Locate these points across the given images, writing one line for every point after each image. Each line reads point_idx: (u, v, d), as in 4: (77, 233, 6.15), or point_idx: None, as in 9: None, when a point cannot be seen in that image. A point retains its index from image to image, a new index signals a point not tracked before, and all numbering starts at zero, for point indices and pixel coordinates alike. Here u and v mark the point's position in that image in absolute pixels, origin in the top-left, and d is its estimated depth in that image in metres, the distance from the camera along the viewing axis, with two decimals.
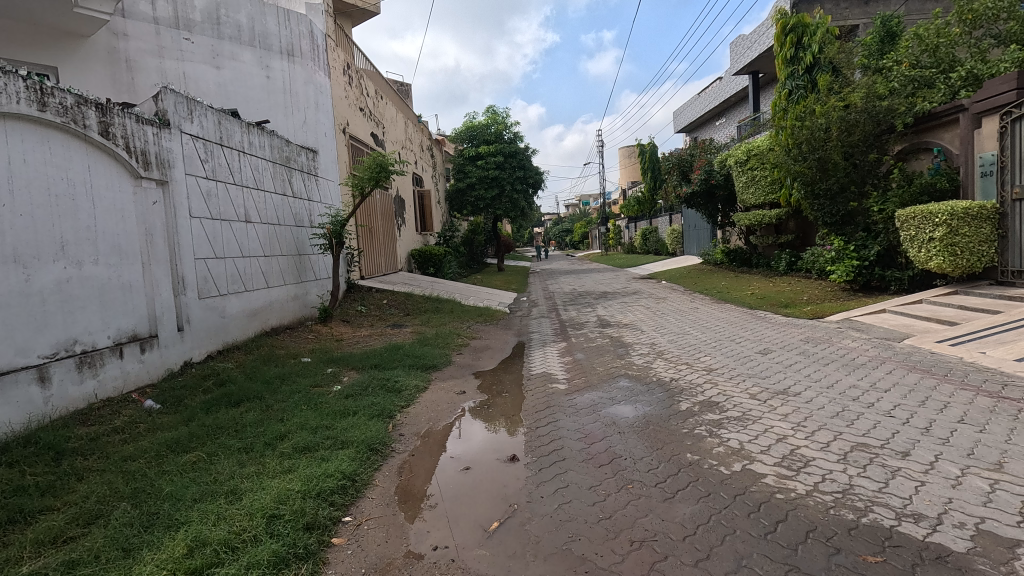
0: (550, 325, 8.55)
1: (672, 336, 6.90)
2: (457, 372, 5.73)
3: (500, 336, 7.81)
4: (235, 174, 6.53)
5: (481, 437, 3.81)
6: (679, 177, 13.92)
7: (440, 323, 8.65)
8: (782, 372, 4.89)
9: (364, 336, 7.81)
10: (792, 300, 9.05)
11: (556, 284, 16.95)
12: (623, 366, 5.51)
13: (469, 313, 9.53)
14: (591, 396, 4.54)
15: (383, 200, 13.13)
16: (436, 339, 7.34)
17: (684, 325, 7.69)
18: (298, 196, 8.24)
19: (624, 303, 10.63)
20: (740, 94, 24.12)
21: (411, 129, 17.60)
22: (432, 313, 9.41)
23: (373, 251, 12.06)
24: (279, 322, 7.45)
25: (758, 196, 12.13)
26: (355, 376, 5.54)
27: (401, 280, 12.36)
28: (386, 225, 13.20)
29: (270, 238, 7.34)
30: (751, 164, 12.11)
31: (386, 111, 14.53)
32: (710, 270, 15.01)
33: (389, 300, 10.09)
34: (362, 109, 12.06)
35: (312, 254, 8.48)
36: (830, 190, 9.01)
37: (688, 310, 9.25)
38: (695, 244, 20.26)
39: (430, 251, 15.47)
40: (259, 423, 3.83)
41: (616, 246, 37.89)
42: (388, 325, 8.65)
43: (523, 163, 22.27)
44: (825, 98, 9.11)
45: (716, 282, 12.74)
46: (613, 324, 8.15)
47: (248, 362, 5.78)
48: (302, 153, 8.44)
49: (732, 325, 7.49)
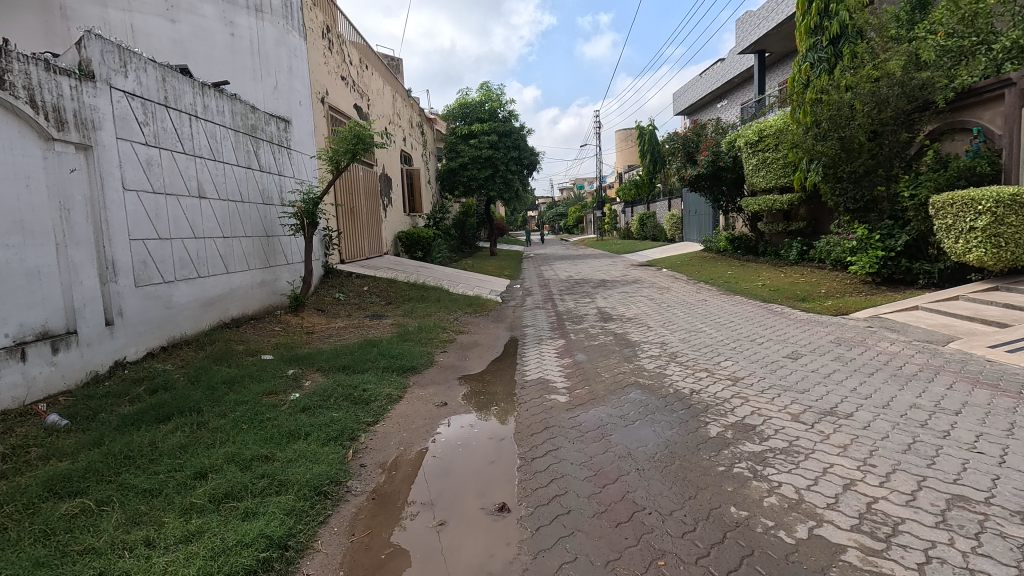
0: (545, 318, 7.77)
1: (683, 334, 6.14)
2: (440, 376, 4.94)
3: (490, 330, 7.02)
4: (185, 141, 5.63)
5: (462, 470, 3.03)
6: (684, 159, 13.08)
7: (424, 314, 7.84)
8: (821, 384, 4.13)
9: (339, 329, 6.99)
10: (810, 294, 8.33)
11: (550, 270, 16.15)
12: (632, 372, 4.74)
13: (457, 303, 8.73)
14: (597, 413, 3.75)
15: (366, 177, 12.18)
16: (418, 334, 6.54)
17: (694, 320, 6.94)
18: (265, 170, 7.34)
19: (625, 293, 9.87)
20: (745, 74, 23.18)
21: (399, 104, 16.58)
22: (417, 302, 8.60)
23: (355, 233, 11.16)
24: (243, 311, 6.62)
25: (769, 179, 11.33)
26: (319, 380, 4.74)
27: (386, 264, 11.51)
28: (369, 204, 12.27)
29: (230, 217, 6.46)
30: (763, 146, 11.28)
31: (372, 82, 13.53)
32: (713, 257, 14.27)
33: (370, 287, 9.25)
34: (344, 77, 11.06)
35: (282, 235, 7.60)
36: (855, 173, 8.21)
37: (696, 303, 8.49)
38: (695, 231, 19.50)
39: (418, 234, 14.61)
40: (180, 451, 3.03)
41: (611, 231, 37.11)
42: (366, 316, 7.82)
43: (518, 143, 21.36)
44: (853, 71, 8.26)
45: (721, 271, 12.02)
46: (615, 317, 7.38)
47: (195, 361, 4.96)
48: (271, 122, 7.53)
49: (747, 321, 6.74)
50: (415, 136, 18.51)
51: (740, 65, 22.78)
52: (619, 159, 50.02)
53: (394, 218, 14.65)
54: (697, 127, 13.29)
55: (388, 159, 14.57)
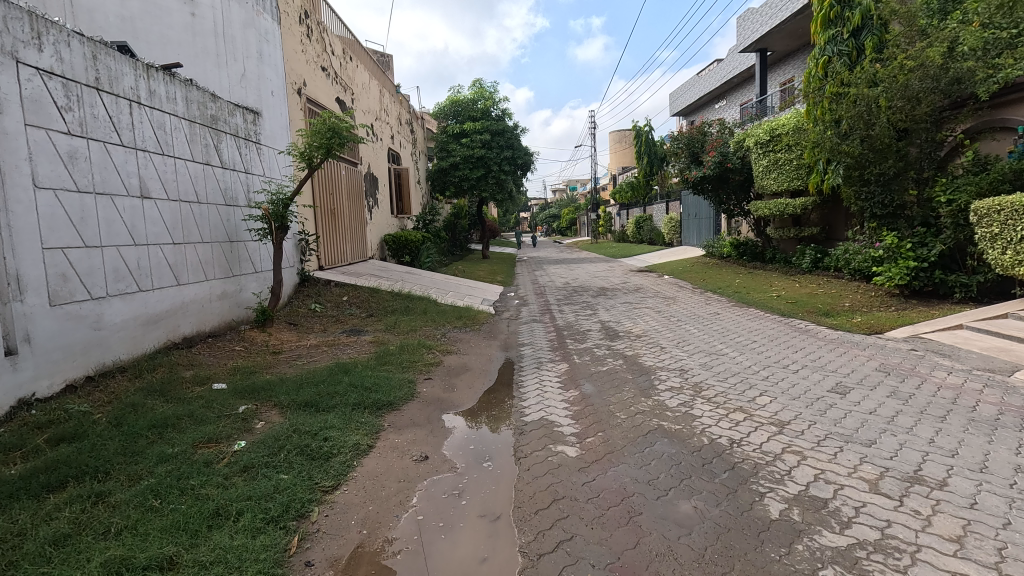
0: (543, 334, 7.00)
1: (702, 358, 5.38)
2: (422, 414, 4.12)
3: (483, 349, 6.23)
4: (123, 131, 4.79)
5: (445, 571, 2.23)
6: (688, 159, 12.31)
7: (409, 329, 7.05)
8: (888, 433, 3.37)
9: (311, 348, 6.17)
10: (833, 308, 7.62)
11: (545, 275, 15.41)
12: (652, 410, 3.95)
13: (446, 315, 7.94)
14: (617, 475, 2.96)
15: (348, 176, 11.36)
16: (401, 355, 5.74)
17: (711, 339, 6.19)
18: (227, 166, 6.48)
19: (628, 304, 9.12)
20: (746, 74, 22.56)
21: (388, 100, 15.75)
22: (402, 315, 7.79)
23: (334, 237, 10.33)
24: (198, 329, 5.77)
25: (781, 182, 10.62)
26: (276, 419, 3.92)
27: (370, 270, 10.67)
28: (351, 206, 11.46)
29: (182, 220, 5.60)
30: (777, 146, 10.59)
31: (357, 74, 12.67)
32: (716, 264, 13.61)
33: (350, 297, 8.42)
34: (325, 68, 10.24)
35: (246, 240, 6.74)
36: (883, 176, 7.49)
37: (708, 317, 7.75)
38: (695, 234, 18.84)
39: (405, 237, 13.81)
40: (52, 549, 2.19)
41: (605, 234, 36.51)
42: (343, 331, 7.00)
43: (511, 142, 20.62)
44: (882, 64, 7.51)
45: (728, 279, 11.35)
46: (622, 334, 6.60)
47: (127, 396, 4.11)
48: (235, 112, 6.70)
49: (771, 341, 6.01)
50: (404, 134, 17.69)
51: (740, 65, 22.21)
52: (613, 161, 49.45)
53: (380, 220, 13.82)
54: (701, 126, 12.58)
55: (374, 158, 13.72)
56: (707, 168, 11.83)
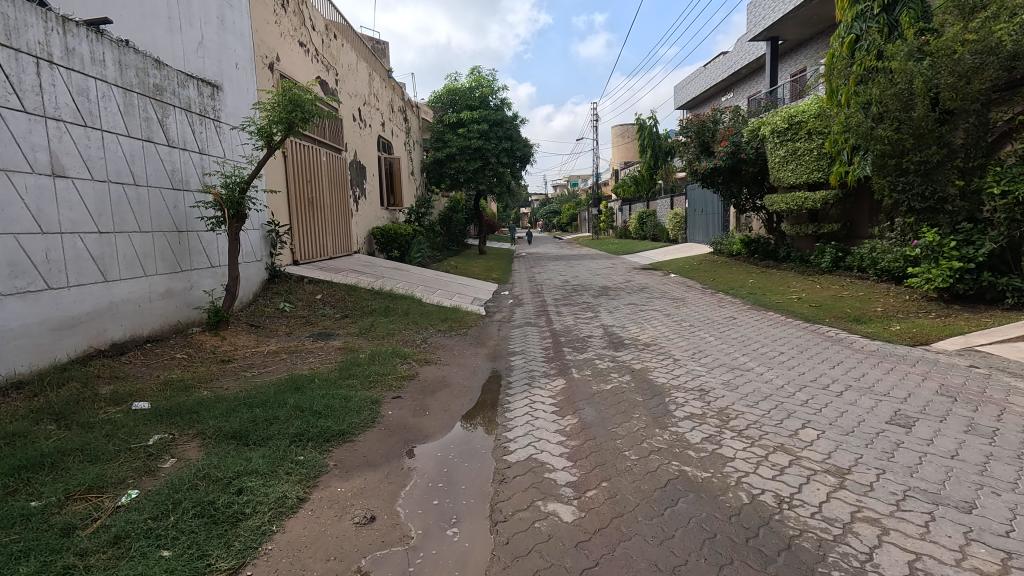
0: (538, 340, 6.17)
1: (724, 374, 4.54)
2: (380, 447, 3.29)
3: (467, 358, 5.40)
4: (26, 94, 3.92)
5: None
6: (698, 150, 11.54)
7: (386, 333, 6.22)
8: (987, 491, 2.53)
9: (269, 356, 5.36)
10: (864, 313, 6.78)
11: (544, 272, 14.59)
12: (670, 449, 3.11)
13: (430, 317, 7.11)
14: (629, 557, 2.12)
15: (329, 163, 10.43)
16: (370, 366, 4.90)
17: (731, 350, 5.36)
18: (174, 143, 5.62)
19: (632, 306, 8.29)
20: (754, 65, 21.70)
21: (379, 85, 14.87)
22: (380, 317, 6.97)
23: (311, 228, 9.40)
24: (132, 333, 4.93)
25: (799, 174, 9.73)
26: (192, 456, 3.08)
27: (351, 266, 9.77)
28: (332, 194, 10.54)
29: (111, 204, 4.74)
30: (795, 135, 9.71)
31: (343, 55, 11.78)
32: (725, 262, 12.79)
33: (324, 295, 7.59)
34: (304, 44, 9.37)
35: (197, 230, 5.88)
36: (924, 164, 6.63)
37: (724, 321, 6.93)
38: (702, 231, 18.01)
39: (394, 230, 12.99)
40: None
41: (607, 230, 35.70)
42: (311, 335, 6.17)
43: (510, 133, 19.78)
44: (927, 39, 6.67)
45: (740, 278, 10.52)
46: (628, 342, 5.77)
47: (9, 422, 3.27)
48: (187, 82, 5.88)
49: (801, 353, 5.19)
50: (397, 122, 16.82)
51: (749, 54, 21.31)
52: (615, 156, 48.54)
53: (368, 212, 12.96)
54: (712, 114, 11.70)
55: (361, 146, 12.86)
56: (718, 158, 10.96)
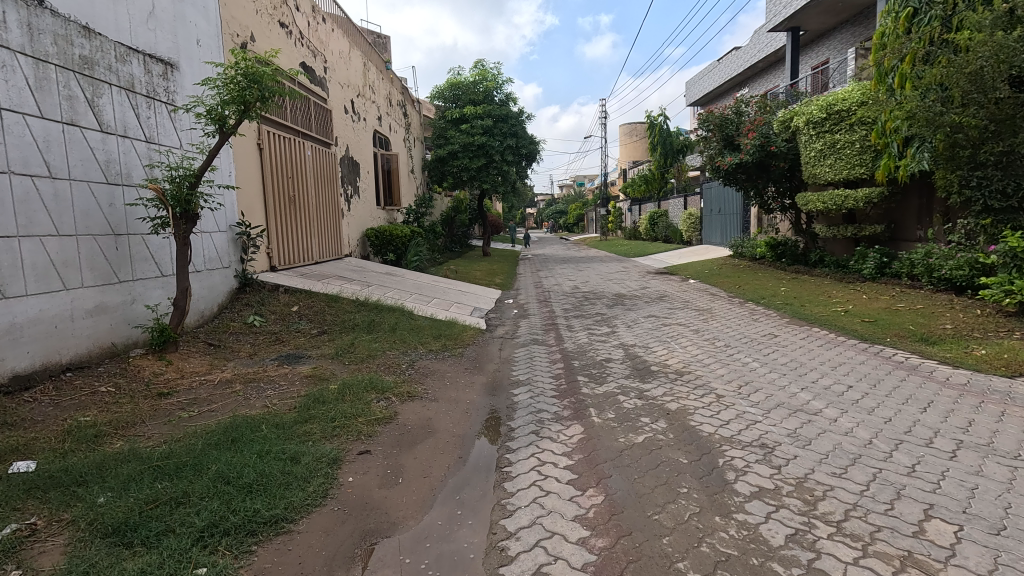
0: (546, 364, 5.18)
1: (785, 420, 3.54)
2: (326, 544, 2.32)
3: (461, 389, 4.44)
4: None
5: None
6: (722, 143, 10.49)
7: (366, 356, 5.25)
8: None
9: (219, 387, 4.39)
10: (930, 331, 5.76)
11: (551, 277, 13.61)
12: (743, 558, 2.13)
13: (421, 334, 6.14)
14: None
15: (315, 157, 9.45)
16: (337, 405, 3.92)
17: (784, 381, 4.35)
18: (107, 129, 4.66)
19: (653, 319, 7.30)
20: (772, 59, 20.63)
21: (375, 76, 13.92)
22: (362, 334, 6.00)
23: (292, 229, 8.41)
24: (46, 361, 3.98)
25: (839, 169, 8.70)
26: (48, 563, 2.12)
27: (338, 272, 8.79)
28: (319, 192, 9.56)
29: (13, 201, 3.78)
30: (835, 126, 8.68)
31: (334, 41, 10.82)
32: (749, 267, 11.77)
33: (301, 307, 6.63)
34: (285, 24, 8.40)
35: (137, 233, 4.92)
36: (1007, 156, 5.64)
37: (763, 339, 5.93)
38: (719, 232, 16.98)
39: (390, 232, 12.03)
40: None
41: (615, 231, 34.70)
42: (276, 359, 5.21)
43: (516, 129, 18.83)
44: (1010, 7, 5.64)
45: (769, 286, 9.51)
46: (655, 370, 4.78)
47: None
48: (128, 56, 4.95)
49: (874, 387, 4.17)
50: (395, 117, 15.89)
51: (766, 47, 20.27)
52: (624, 155, 47.46)
53: (361, 211, 12.01)
54: (737, 104, 10.68)
55: (355, 140, 11.91)
56: (745, 152, 9.91)
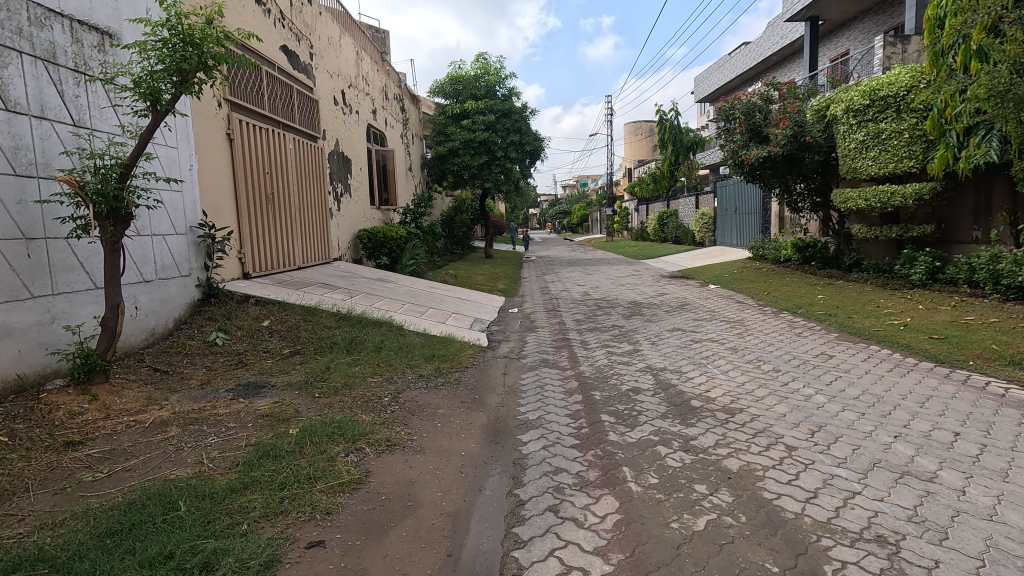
0: (560, 396, 4.24)
1: (895, 492, 2.59)
2: None
3: (455, 435, 3.51)
4: None
5: None
6: (747, 135, 9.63)
7: (342, 386, 4.33)
8: None
9: (149, 433, 3.46)
10: (1019, 351, 4.81)
11: (558, 281, 12.71)
12: None
13: (410, 354, 5.23)
14: None
15: (298, 151, 8.50)
16: (291, 462, 3.00)
17: (866, 425, 3.41)
18: (14, 108, 3.73)
19: (679, 333, 6.36)
20: (788, 51, 19.67)
21: (370, 67, 13.01)
22: (341, 355, 5.09)
23: (268, 231, 7.45)
24: None
25: (884, 163, 7.76)
26: None
27: (322, 279, 7.85)
28: (302, 190, 8.60)
29: None
30: (879, 114, 7.72)
31: (322, 25, 9.90)
32: (774, 271, 10.82)
33: (273, 321, 5.71)
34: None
35: (56, 237, 3.99)
36: None
37: (816, 361, 4.99)
38: (735, 233, 16.03)
39: (384, 233, 11.10)
40: None
41: (622, 231, 33.73)
42: (232, 388, 4.29)
43: (519, 125, 17.94)
44: None
45: (803, 293, 8.56)
46: (697, 406, 3.85)
47: None
48: (47, 19, 4.02)
49: (987, 434, 3.23)
50: (392, 112, 15.00)
51: (783, 38, 19.28)
52: (629, 154, 46.52)
53: (353, 211, 11.10)
54: (764, 92, 9.74)
55: (346, 134, 11.00)
56: (775, 144, 8.98)
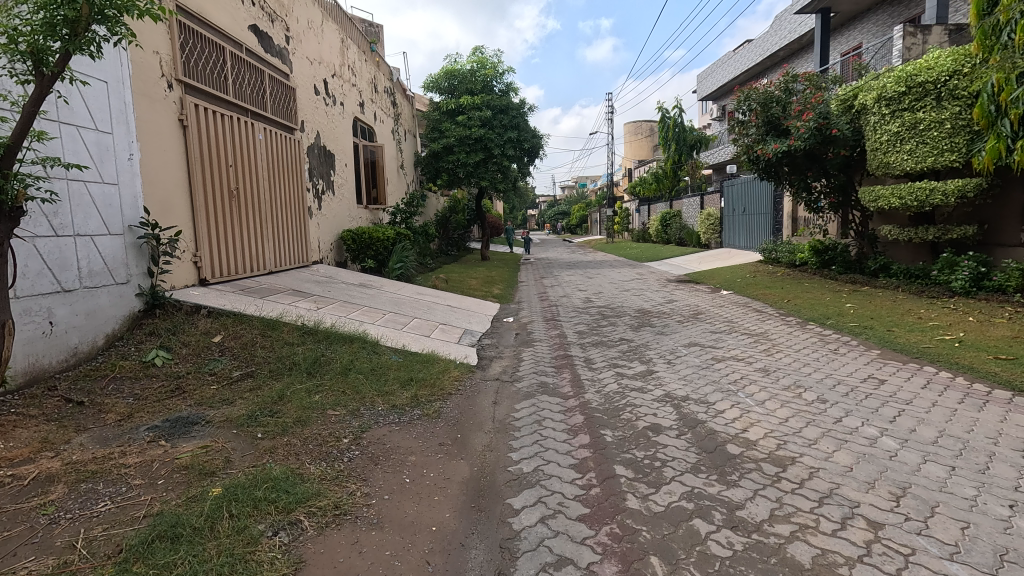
0: (562, 436, 3.42)
1: None
2: None
3: (426, 498, 2.69)
4: None
5: None
6: (764, 128, 8.86)
7: (293, 423, 3.51)
8: None
9: (24, 495, 2.62)
10: None
11: (557, 286, 11.89)
12: None
13: (383, 378, 4.40)
14: None
15: (270, 143, 7.67)
16: (195, 549, 2.17)
17: (964, 488, 2.60)
18: None
19: (697, 349, 5.54)
20: (797, 46, 18.96)
21: (357, 57, 12.20)
22: (300, 380, 4.26)
23: (232, 231, 6.61)
24: None
25: (922, 157, 6.98)
26: None
27: (294, 285, 7.01)
28: (275, 186, 7.77)
29: None
30: (916, 102, 6.95)
31: (301, 7, 9.08)
32: (790, 276, 10.01)
33: (225, 337, 4.89)
34: None
35: None
36: None
37: (867, 388, 4.18)
38: (744, 234, 15.26)
39: (369, 234, 10.23)
40: None
41: (623, 233, 32.91)
42: (157, 426, 3.47)
43: (517, 122, 17.17)
44: None
45: (828, 301, 7.75)
46: (735, 455, 3.03)
47: None
48: None
49: None
50: (382, 106, 14.16)
51: (793, 31, 18.51)
52: (629, 154, 45.77)
53: (335, 210, 10.26)
54: (783, 81, 8.94)
55: (328, 126, 10.17)
56: (796, 137, 8.18)
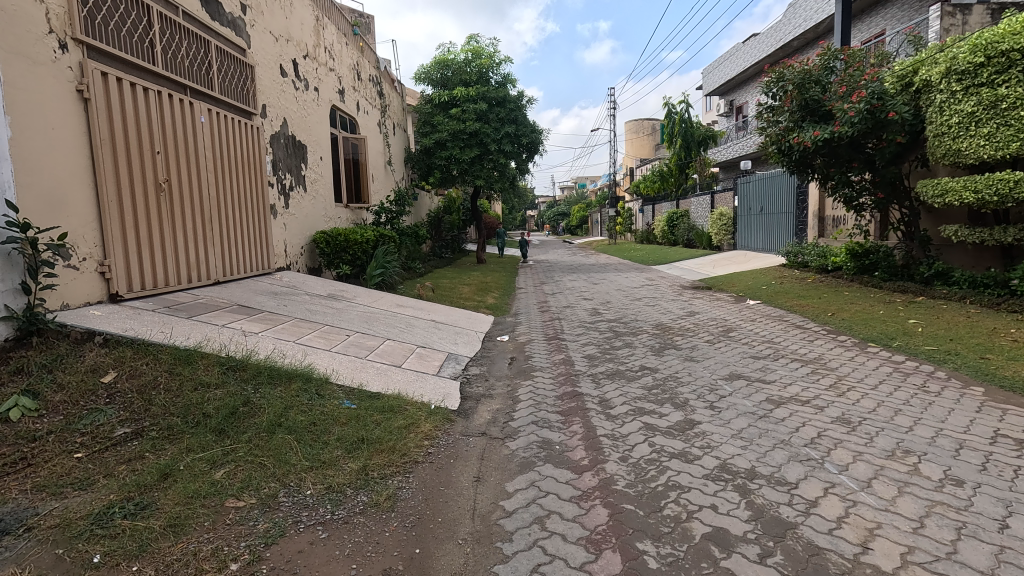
0: (579, 558, 2.16)
1: None
2: None
3: None
4: None
5: None
6: (800, 113, 7.65)
7: (160, 532, 2.25)
8: None
9: None
10: None
11: (559, 293, 10.64)
12: None
13: (322, 441, 3.14)
14: None
15: (218, 127, 6.39)
16: None
17: None
18: None
19: (743, 386, 4.28)
20: (812, 35, 17.81)
21: (336, 39, 10.96)
22: (203, 445, 3.01)
23: (160, 233, 5.33)
24: None
25: (1004, 141, 5.73)
26: None
27: (241, 299, 5.75)
28: (224, 178, 6.49)
29: None
30: (997, 76, 5.77)
31: None
32: (825, 283, 8.78)
33: (120, 376, 3.62)
34: None
35: None
36: None
37: (1008, 457, 2.93)
38: (760, 234, 14.11)
39: (345, 237, 8.97)
40: None
41: (626, 234, 31.57)
42: None
43: (516, 115, 15.98)
44: None
45: (884, 315, 6.51)
46: None
47: None
48: None
49: None
50: (366, 95, 12.90)
51: (810, 19, 17.33)
52: (631, 154, 44.54)
53: (307, 209, 8.98)
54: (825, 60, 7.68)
55: (298, 113, 8.91)
56: (843, 122, 6.97)
